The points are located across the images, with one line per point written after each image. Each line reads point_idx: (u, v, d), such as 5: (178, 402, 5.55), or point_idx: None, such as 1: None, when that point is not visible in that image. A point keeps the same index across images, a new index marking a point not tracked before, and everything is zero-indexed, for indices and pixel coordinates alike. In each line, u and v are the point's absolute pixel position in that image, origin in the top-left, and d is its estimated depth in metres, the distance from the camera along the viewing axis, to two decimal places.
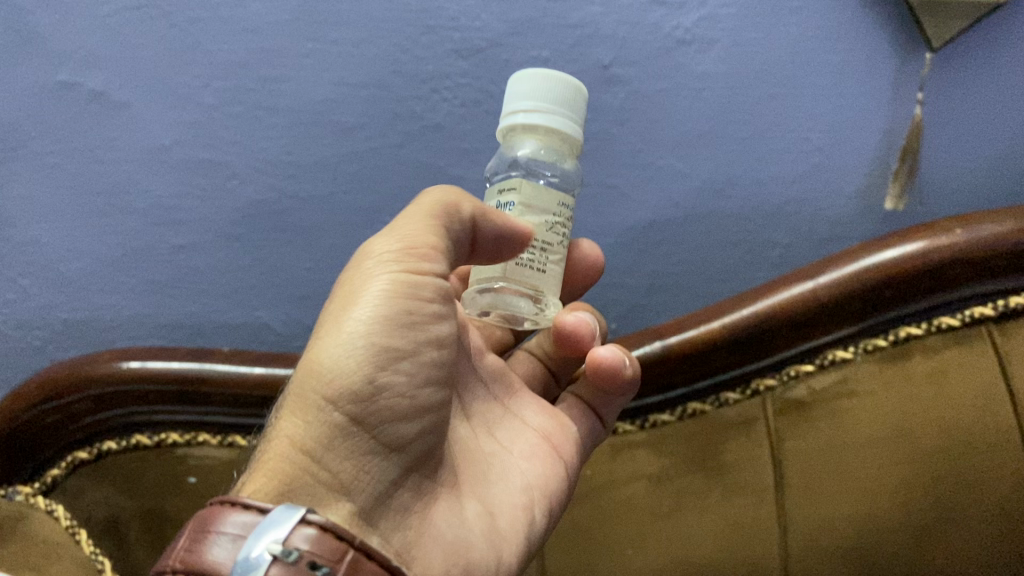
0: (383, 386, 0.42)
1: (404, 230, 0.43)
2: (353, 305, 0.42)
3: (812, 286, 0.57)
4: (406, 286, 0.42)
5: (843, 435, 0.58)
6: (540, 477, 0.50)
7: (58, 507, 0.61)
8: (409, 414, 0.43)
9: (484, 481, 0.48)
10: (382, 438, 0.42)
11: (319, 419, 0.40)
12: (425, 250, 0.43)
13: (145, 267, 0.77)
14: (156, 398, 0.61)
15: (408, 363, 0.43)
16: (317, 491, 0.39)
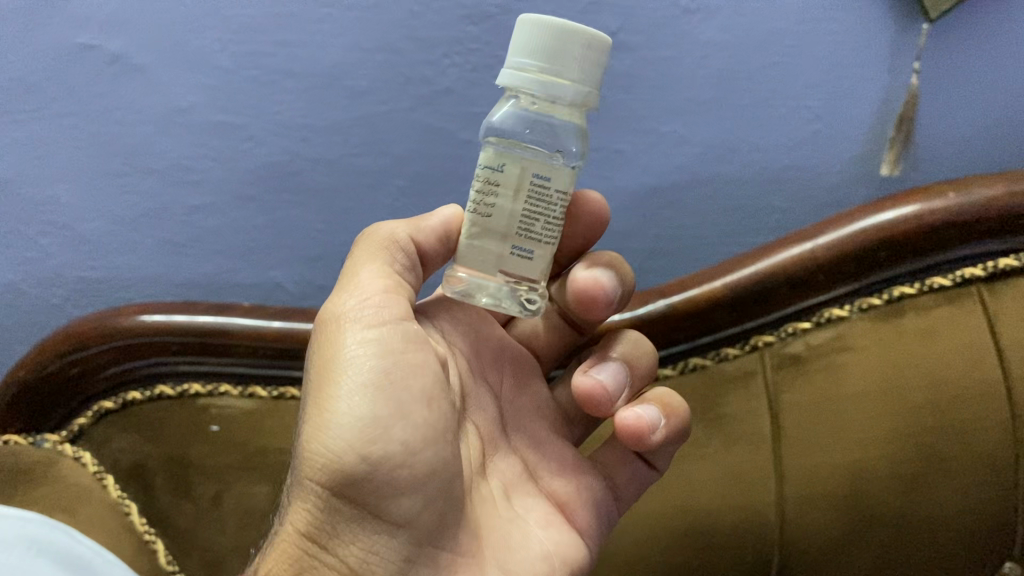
0: (378, 458, 0.45)
1: (366, 290, 0.48)
2: (339, 379, 0.46)
3: (810, 247, 0.60)
4: (376, 347, 0.46)
5: (837, 389, 0.61)
6: (562, 543, 0.52)
7: (85, 454, 0.65)
8: (408, 488, 0.46)
9: (504, 548, 0.50)
10: (385, 513, 0.46)
11: (318, 503, 0.46)
12: (379, 297, 0.48)
13: (162, 227, 0.79)
14: (180, 349, 0.64)
15: (399, 430, 0.45)
16: (323, 574, 0.45)
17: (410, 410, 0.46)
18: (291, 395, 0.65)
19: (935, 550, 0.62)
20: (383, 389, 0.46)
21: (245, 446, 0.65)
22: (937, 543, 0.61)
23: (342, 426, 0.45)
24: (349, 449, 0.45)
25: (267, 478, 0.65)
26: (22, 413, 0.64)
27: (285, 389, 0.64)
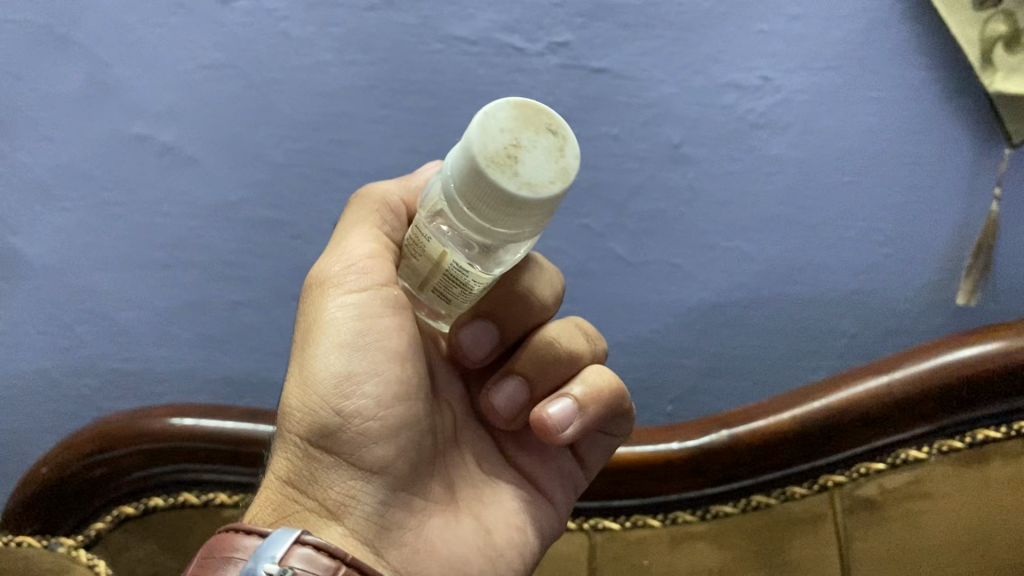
0: (354, 411, 0.41)
1: (353, 251, 0.43)
2: (319, 337, 0.42)
3: (886, 380, 0.56)
4: (358, 304, 0.42)
5: (916, 539, 0.55)
6: (531, 506, 0.49)
7: (99, 562, 0.60)
8: (383, 436, 0.42)
9: (477, 502, 0.47)
10: (363, 461, 0.41)
11: (300, 452, 0.41)
12: (366, 262, 0.43)
13: (200, 321, 0.77)
14: (208, 456, 0.61)
15: (373, 382, 0.42)
16: (308, 518, 0.40)
17: (384, 363, 0.42)
18: None
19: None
20: (359, 331, 0.42)
21: None
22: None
23: (323, 375, 0.41)
24: (327, 402, 0.41)
25: None
26: (36, 516, 0.60)
27: None
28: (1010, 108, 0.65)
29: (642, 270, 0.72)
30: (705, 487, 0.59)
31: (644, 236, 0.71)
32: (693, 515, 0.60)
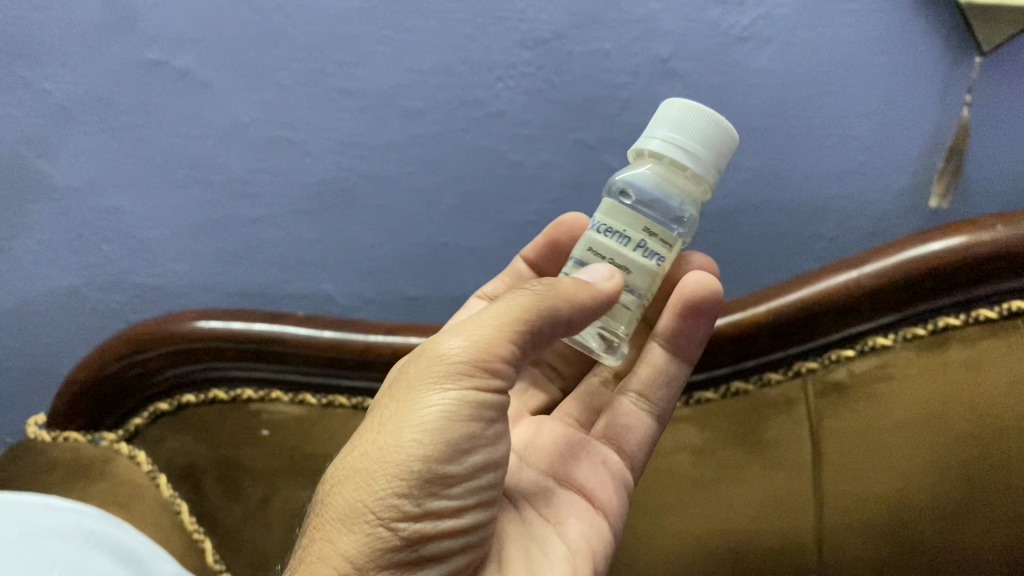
0: (435, 508, 0.43)
1: (476, 346, 0.44)
2: (420, 425, 0.43)
3: (855, 275, 0.61)
4: (464, 404, 0.44)
5: (878, 417, 0.61)
6: (585, 543, 0.51)
7: (139, 454, 0.66)
8: (452, 532, 0.44)
9: (531, 562, 0.49)
10: (426, 551, 0.43)
11: (365, 530, 0.42)
12: (491, 360, 0.44)
13: (220, 237, 0.82)
14: (233, 355, 0.66)
15: (460, 485, 0.44)
16: None
17: (471, 465, 0.45)
18: (341, 403, 0.66)
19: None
20: (464, 426, 0.44)
21: (295, 451, 0.65)
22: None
23: (409, 463, 0.42)
24: (424, 463, 0.43)
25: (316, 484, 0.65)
26: (80, 413, 0.66)
27: (335, 396, 0.66)
28: (980, 20, 0.67)
29: None
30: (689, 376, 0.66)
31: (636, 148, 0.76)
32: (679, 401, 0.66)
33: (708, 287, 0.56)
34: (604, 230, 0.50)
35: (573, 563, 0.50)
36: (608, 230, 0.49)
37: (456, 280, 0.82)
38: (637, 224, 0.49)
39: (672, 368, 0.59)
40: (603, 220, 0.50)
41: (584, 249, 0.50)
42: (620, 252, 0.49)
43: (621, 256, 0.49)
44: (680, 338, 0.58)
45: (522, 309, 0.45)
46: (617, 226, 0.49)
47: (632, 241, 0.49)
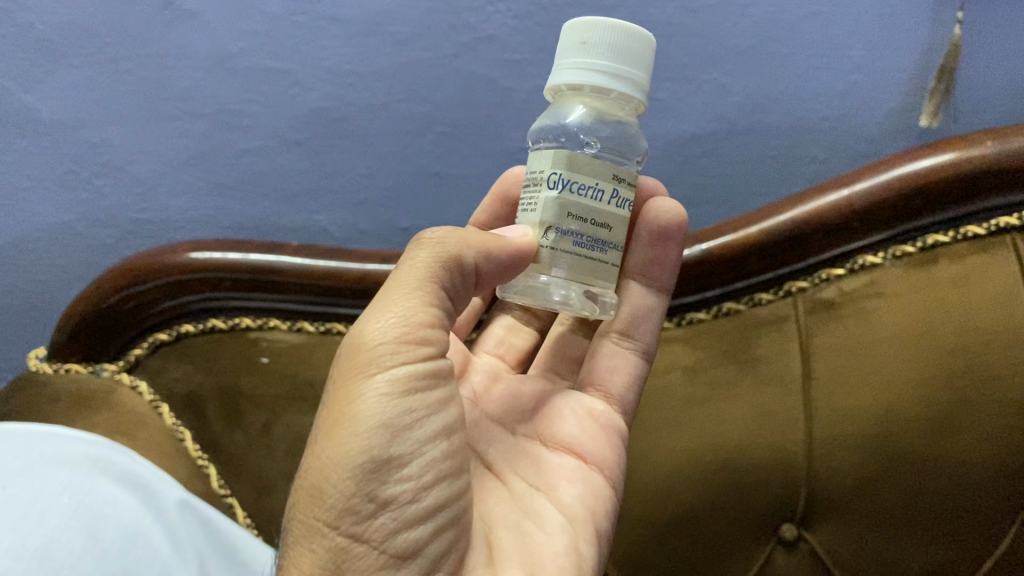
0: (387, 499, 0.43)
1: (395, 318, 0.45)
2: (355, 416, 0.43)
3: (846, 194, 0.62)
4: (397, 382, 0.44)
5: (868, 331, 0.62)
6: (578, 508, 0.52)
7: (140, 383, 0.67)
8: (417, 519, 0.43)
9: (523, 534, 0.49)
10: (393, 550, 0.42)
11: (324, 546, 0.41)
12: (418, 333, 0.45)
13: (211, 170, 0.82)
14: (232, 285, 0.67)
15: (409, 468, 0.44)
16: None
17: (421, 443, 0.44)
18: (339, 330, 0.67)
19: (956, 501, 0.61)
20: (399, 397, 0.44)
21: (295, 377, 0.66)
22: (961, 492, 0.61)
23: (354, 459, 0.42)
24: (367, 453, 0.42)
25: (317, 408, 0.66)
26: (80, 344, 0.67)
27: (332, 324, 0.67)
28: None
29: None
30: (681, 298, 0.66)
31: None
32: (670, 322, 0.67)
33: (676, 213, 0.58)
34: (580, 191, 0.48)
35: (572, 530, 0.50)
36: (584, 190, 0.48)
37: (446, 211, 0.81)
38: (609, 176, 0.49)
39: (649, 301, 0.60)
40: (575, 179, 0.48)
41: (557, 215, 0.48)
42: (604, 206, 0.49)
43: (602, 211, 0.49)
44: (654, 270, 0.60)
45: (427, 270, 0.46)
46: (591, 183, 0.48)
47: (612, 194, 0.49)
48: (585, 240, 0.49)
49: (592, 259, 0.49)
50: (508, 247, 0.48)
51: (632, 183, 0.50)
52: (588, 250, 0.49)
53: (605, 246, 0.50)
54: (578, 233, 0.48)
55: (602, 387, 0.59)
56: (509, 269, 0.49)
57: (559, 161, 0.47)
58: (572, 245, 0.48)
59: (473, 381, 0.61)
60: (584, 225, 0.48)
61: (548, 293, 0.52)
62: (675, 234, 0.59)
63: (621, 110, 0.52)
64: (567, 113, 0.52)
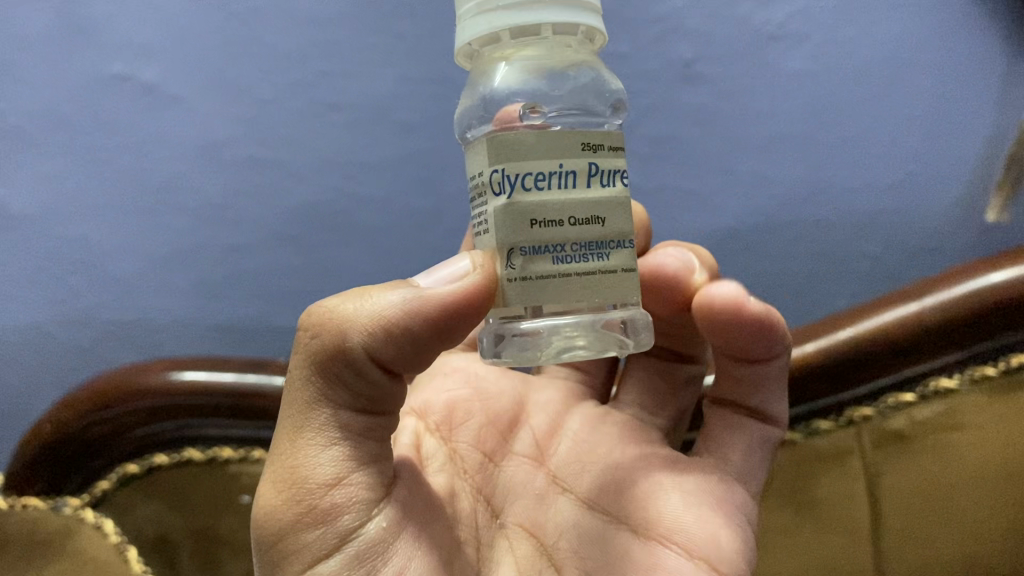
0: None
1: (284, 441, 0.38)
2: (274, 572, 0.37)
3: (915, 308, 0.53)
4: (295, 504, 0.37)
5: (946, 472, 0.53)
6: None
7: (106, 522, 0.58)
8: None
9: None
10: None
11: None
12: (308, 440, 0.37)
13: (195, 268, 0.73)
14: (211, 411, 0.59)
15: None
16: None
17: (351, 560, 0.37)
18: None
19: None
20: (312, 528, 0.36)
21: None
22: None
23: None
24: None
25: None
26: (40, 474, 0.57)
27: None
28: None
29: (659, 199, 0.67)
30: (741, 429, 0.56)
31: (657, 165, 0.66)
32: None
33: (738, 301, 0.43)
34: (537, 184, 0.36)
35: None
36: (541, 180, 0.36)
37: None
38: (576, 150, 0.37)
39: (759, 370, 0.47)
40: (523, 167, 0.36)
41: (522, 226, 0.37)
42: (581, 189, 0.37)
43: (578, 202, 0.37)
44: (757, 381, 0.47)
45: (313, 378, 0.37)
46: (552, 167, 0.36)
47: (589, 178, 0.37)
48: (572, 250, 0.37)
49: (581, 274, 0.37)
50: (419, 314, 0.37)
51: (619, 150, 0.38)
52: (573, 261, 0.37)
53: (601, 251, 0.37)
54: (554, 244, 0.37)
55: (707, 437, 0.47)
56: (443, 330, 0.38)
57: (499, 152, 0.36)
58: (552, 262, 0.37)
59: (533, 426, 0.50)
60: (556, 232, 0.37)
61: (547, 344, 0.38)
62: (775, 335, 0.44)
63: (563, 46, 0.40)
64: (511, 81, 0.39)
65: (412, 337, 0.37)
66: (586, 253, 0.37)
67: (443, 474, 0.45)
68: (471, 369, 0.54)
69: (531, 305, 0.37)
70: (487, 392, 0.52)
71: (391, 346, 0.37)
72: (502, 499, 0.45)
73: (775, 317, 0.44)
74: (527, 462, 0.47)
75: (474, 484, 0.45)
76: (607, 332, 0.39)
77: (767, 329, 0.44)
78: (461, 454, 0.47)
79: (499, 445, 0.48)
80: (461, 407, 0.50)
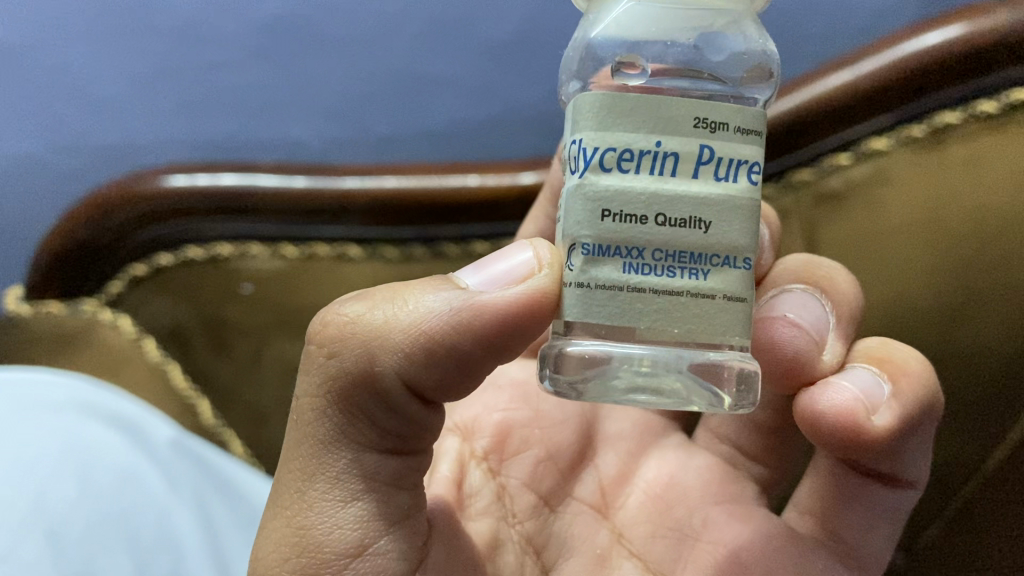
0: None
1: (295, 473, 0.35)
2: None
3: (851, 77, 0.58)
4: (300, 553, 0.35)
5: (875, 221, 0.60)
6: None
7: (122, 320, 0.64)
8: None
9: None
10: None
11: None
12: (322, 482, 0.35)
13: (177, 87, 0.76)
14: (206, 213, 0.63)
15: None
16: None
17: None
18: (321, 253, 0.64)
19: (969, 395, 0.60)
20: None
21: (282, 305, 0.63)
22: (968, 379, 0.59)
23: None
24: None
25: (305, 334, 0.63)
26: (58, 277, 0.63)
27: (315, 247, 0.64)
28: None
29: None
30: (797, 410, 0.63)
31: None
32: None
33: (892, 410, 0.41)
34: (620, 164, 0.33)
35: None
36: (628, 160, 0.33)
37: (429, 114, 0.75)
38: (686, 127, 0.33)
39: (915, 456, 0.44)
40: (609, 141, 0.33)
41: (597, 218, 0.33)
42: (683, 178, 0.33)
43: (673, 197, 0.33)
44: (889, 456, 0.43)
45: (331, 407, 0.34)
46: (647, 147, 0.33)
47: (697, 166, 0.33)
48: (651, 265, 0.33)
49: (677, 294, 0.33)
50: (467, 328, 0.33)
51: (750, 132, 0.33)
52: (652, 275, 0.33)
53: (698, 266, 0.33)
54: (631, 248, 0.33)
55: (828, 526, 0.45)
56: (496, 344, 0.34)
57: (584, 117, 0.33)
58: (641, 276, 0.33)
59: (599, 468, 0.51)
60: (635, 229, 0.33)
61: (614, 376, 0.34)
62: (912, 416, 0.42)
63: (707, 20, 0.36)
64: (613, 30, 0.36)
65: (458, 355, 0.34)
66: (677, 272, 0.33)
67: (485, 518, 0.44)
68: (528, 384, 0.54)
69: (590, 321, 0.33)
70: (548, 417, 0.52)
71: (435, 368, 0.34)
72: (558, 553, 0.45)
73: (909, 405, 0.42)
74: (591, 512, 0.48)
75: (524, 531, 0.45)
76: (700, 386, 0.34)
77: (904, 419, 0.41)
78: (512, 491, 0.47)
79: (556, 486, 0.49)
80: (515, 435, 0.50)
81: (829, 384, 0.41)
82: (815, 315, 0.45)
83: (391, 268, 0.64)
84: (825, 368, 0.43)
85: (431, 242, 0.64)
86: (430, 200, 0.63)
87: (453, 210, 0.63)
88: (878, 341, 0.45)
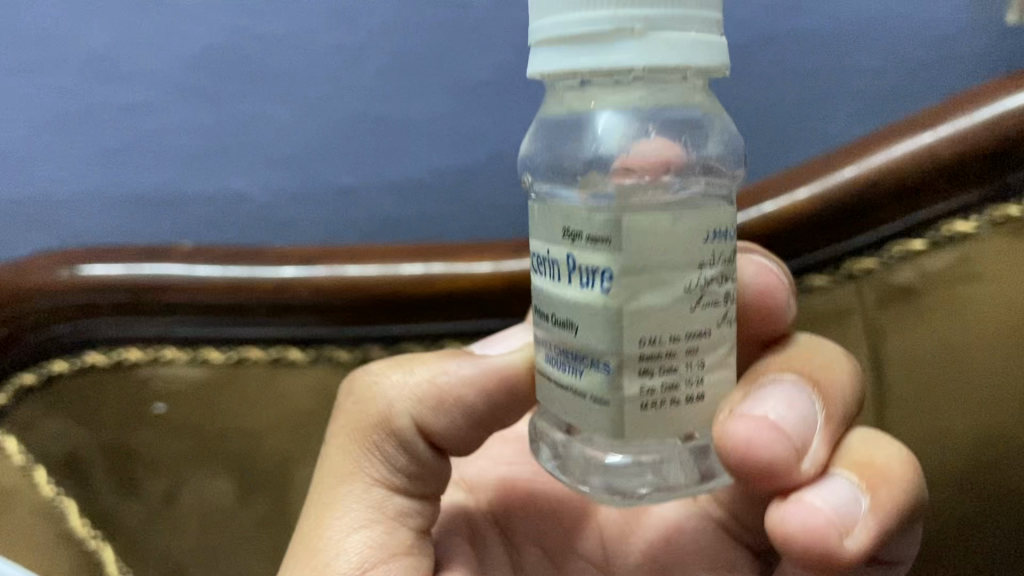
0: None
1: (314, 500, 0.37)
2: None
3: (930, 140, 0.44)
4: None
5: (961, 329, 0.46)
6: None
7: (9, 441, 0.49)
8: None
9: None
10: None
11: None
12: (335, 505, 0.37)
13: (91, 132, 0.61)
14: (112, 309, 0.50)
15: None
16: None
17: None
18: (254, 358, 0.51)
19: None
20: None
21: (199, 429, 0.51)
22: None
23: None
24: None
25: (229, 469, 0.51)
26: None
27: (248, 351, 0.50)
28: None
29: None
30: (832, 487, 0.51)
31: None
32: None
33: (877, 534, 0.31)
34: (540, 267, 0.30)
35: None
36: (542, 265, 0.30)
37: (396, 162, 0.61)
38: (557, 235, 0.28)
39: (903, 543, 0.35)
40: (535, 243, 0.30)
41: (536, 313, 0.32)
42: (564, 287, 0.29)
43: (560, 299, 0.29)
44: None
45: (350, 445, 0.38)
46: (543, 252, 0.29)
47: (567, 275, 0.28)
48: (556, 356, 0.30)
49: (568, 389, 0.29)
50: (472, 385, 0.37)
51: (596, 241, 0.27)
52: (558, 370, 0.30)
53: (576, 366, 0.29)
54: (549, 344, 0.30)
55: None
56: (499, 403, 0.38)
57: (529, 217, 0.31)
58: (551, 368, 0.30)
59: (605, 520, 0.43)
60: (549, 328, 0.30)
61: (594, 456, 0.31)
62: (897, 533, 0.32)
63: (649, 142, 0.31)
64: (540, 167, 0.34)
65: (461, 407, 0.37)
66: (569, 369, 0.29)
67: None
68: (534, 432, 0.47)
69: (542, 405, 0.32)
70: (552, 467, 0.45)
71: (439, 414, 0.37)
72: None
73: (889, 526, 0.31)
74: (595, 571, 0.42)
75: None
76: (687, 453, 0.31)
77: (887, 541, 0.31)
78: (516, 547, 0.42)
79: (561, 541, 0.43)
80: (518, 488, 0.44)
81: (798, 500, 0.31)
82: (800, 413, 0.33)
83: (342, 375, 0.51)
84: (802, 478, 0.32)
85: (392, 341, 0.51)
86: (391, 290, 0.49)
87: (418, 305, 0.49)
88: (862, 437, 0.34)
